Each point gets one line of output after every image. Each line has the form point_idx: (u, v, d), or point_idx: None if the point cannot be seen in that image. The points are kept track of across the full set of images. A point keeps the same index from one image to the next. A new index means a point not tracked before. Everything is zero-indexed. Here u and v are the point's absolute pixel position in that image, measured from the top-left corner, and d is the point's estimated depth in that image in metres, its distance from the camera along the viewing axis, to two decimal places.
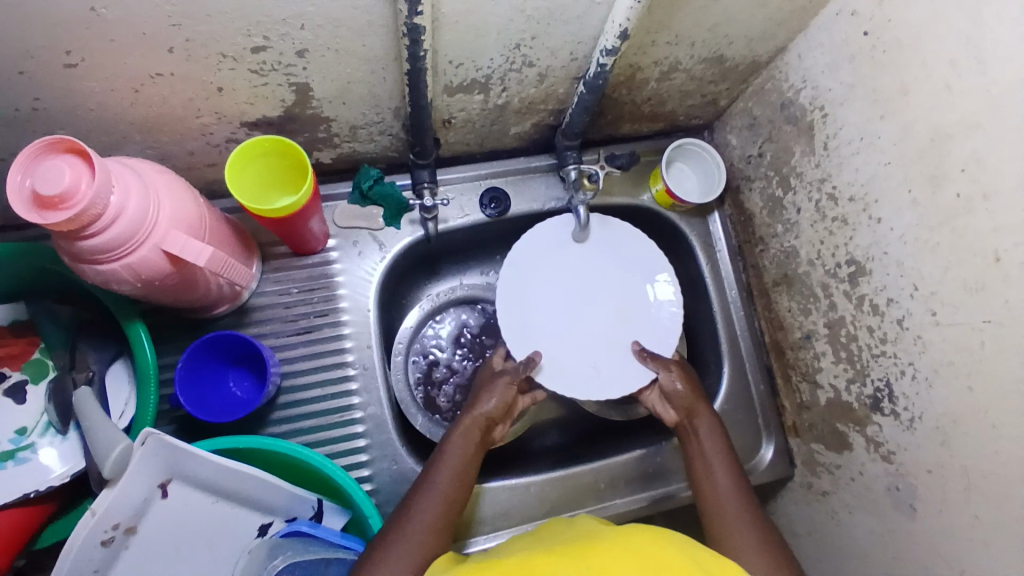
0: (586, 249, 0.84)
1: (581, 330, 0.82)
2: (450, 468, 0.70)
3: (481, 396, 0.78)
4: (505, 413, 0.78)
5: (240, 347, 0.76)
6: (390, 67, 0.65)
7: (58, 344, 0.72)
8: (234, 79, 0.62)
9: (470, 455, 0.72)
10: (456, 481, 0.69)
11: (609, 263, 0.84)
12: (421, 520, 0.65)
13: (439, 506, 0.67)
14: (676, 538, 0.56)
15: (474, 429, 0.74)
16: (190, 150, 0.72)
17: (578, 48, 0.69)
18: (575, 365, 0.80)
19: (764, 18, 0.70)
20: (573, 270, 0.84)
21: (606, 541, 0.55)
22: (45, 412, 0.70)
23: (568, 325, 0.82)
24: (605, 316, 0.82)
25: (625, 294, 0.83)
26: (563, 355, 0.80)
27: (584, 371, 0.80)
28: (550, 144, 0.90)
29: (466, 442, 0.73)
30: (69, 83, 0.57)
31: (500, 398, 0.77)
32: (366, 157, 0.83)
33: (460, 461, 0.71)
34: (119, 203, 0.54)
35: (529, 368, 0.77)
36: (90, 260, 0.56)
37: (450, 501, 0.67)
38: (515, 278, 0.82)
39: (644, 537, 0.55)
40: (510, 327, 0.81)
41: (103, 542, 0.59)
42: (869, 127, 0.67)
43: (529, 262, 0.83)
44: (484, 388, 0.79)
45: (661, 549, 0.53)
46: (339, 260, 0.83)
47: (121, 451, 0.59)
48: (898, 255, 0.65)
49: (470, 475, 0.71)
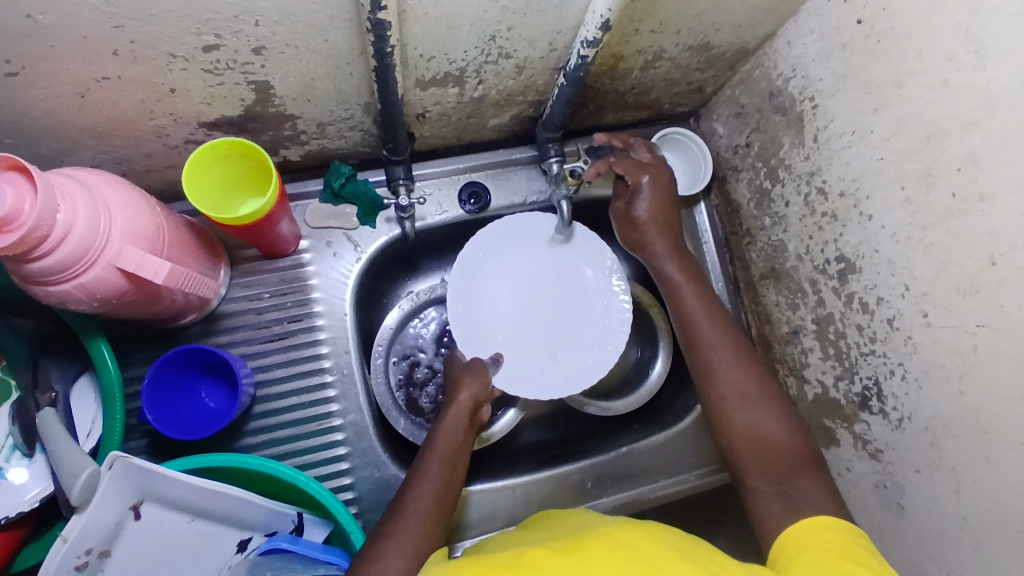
0: (539, 249, 0.83)
1: (537, 330, 0.82)
2: (441, 457, 0.67)
3: (461, 382, 0.76)
4: (487, 398, 0.76)
5: (208, 358, 0.73)
6: (355, 63, 0.61)
7: (21, 359, 0.69)
8: (187, 79, 0.57)
9: (460, 443, 0.70)
10: (448, 469, 0.67)
11: (565, 263, 0.83)
12: (417, 513, 0.62)
13: (435, 497, 0.64)
14: (669, 532, 0.54)
15: (461, 416, 0.72)
16: (148, 152, 0.67)
17: (557, 38, 0.65)
18: (530, 366, 0.80)
19: (753, 4, 0.66)
20: (524, 271, 0.83)
21: (598, 539, 0.53)
22: (10, 434, 0.67)
23: (524, 324, 0.82)
24: (562, 316, 0.82)
25: (581, 294, 0.83)
26: (518, 356, 0.80)
27: (539, 370, 0.80)
28: (530, 135, 0.86)
29: (455, 428, 0.71)
30: (9, 91, 0.52)
31: (481, 382, 0.76)
32: (337, 153, 0.79)
33: (443, 455, 0.68)
34: (67, 222, 0.50)
35: (495, 366, 0.78)
36: (41, 282, 0.52)
37: (444, 492, 0.65)
38: (466, 282, 0.81)
39: (636, 532, 0.53)
40: (464, 333, 0.81)
41: (76, 567, 0.57)
42: (861, 120, 0.64)
43: (482, 261, 0.82)
44: (460, 374, 0.77)
45: (654, 546, 0.51)
46: (312, 262, 0.79)
47: (87, 475, 0.57)
48: (889, 254, 0.64)
49: (461, 464, 0.69)
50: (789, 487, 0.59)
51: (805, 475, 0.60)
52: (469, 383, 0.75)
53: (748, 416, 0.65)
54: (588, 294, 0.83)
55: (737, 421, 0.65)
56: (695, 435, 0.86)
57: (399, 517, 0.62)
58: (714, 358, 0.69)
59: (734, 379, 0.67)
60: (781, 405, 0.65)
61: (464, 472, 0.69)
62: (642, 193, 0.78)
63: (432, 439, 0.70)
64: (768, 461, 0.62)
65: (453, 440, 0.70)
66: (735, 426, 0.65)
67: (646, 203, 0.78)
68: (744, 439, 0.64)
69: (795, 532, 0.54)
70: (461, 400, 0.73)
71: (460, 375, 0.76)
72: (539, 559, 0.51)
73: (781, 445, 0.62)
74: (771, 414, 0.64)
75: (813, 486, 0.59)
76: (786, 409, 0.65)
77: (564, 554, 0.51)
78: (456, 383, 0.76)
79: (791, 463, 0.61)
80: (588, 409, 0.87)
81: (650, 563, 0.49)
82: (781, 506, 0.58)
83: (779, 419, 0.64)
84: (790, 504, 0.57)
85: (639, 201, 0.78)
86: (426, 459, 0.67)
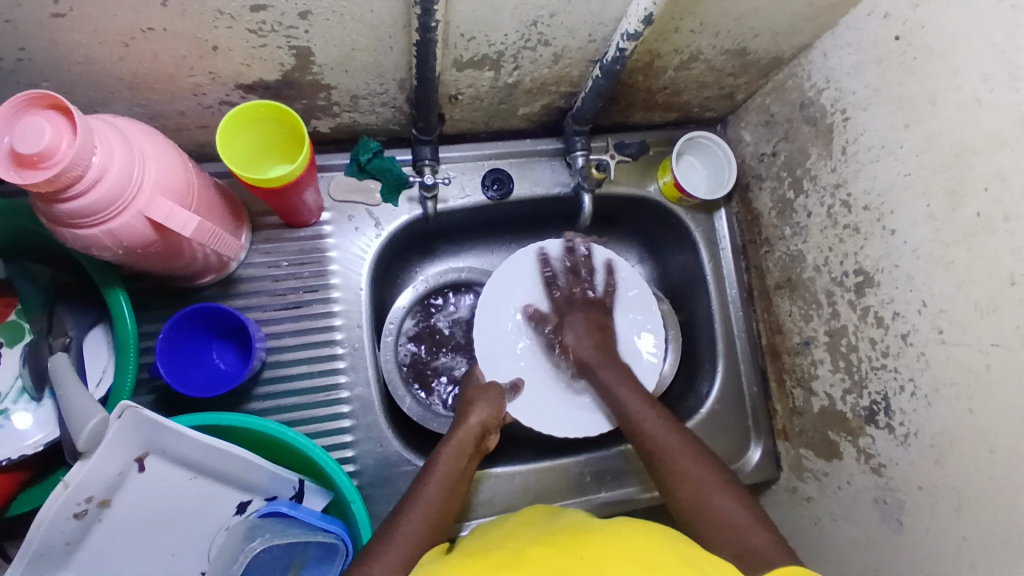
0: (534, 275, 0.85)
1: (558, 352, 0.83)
2: (442, 481, 0.66)
3: (473, 406, 0.75)
4: (497, 425, 0.76)
5: (224, 320, 0.74)
6: (397, 36, 0.62)
7: (35, 306, 0.69)
8: (230, 38, 0.57)
9: (463, 468, 0.69)
10: (448, 496, 0.65)
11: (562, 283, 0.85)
12: (407, 537, 0.60)
13: (430, 520, 0.62)
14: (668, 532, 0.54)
15: (468, 440, 0.71)
16: (181, 110, 0.67)
17: (597, 29, 0.66)
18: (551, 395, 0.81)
19: (794, 12, 0.67)
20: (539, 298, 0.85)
21: (599, 536, 0.53)
22: (19, 376, 0.67)
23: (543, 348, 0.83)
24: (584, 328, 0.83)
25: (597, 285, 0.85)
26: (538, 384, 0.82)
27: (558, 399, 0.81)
28: (558, 127, 0.87)
29: (462, 451, 0.70)
30: (52, 33, 0.52)
31: (494, 408, 0.76)
32: (366, 128, 0.79)
33: (446, 477, 0.67)
34: (102, 165, 0.50)
35: (514, 393, 0.80)
36: (70, 224, 0.52)
37: (439, 520, 0.63)
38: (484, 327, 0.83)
39: (634, 531, 0.53)
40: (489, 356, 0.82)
41: (75, 514, 0.57)
42: (891, 135, 0.65)
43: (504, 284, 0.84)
44: (475, 397, 0.77)
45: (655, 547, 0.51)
46: (333, 235, 0.80)
47: (95, 424, 0.56)
48: (909, 270, 0.64)
49: (462, 486, 0.68)
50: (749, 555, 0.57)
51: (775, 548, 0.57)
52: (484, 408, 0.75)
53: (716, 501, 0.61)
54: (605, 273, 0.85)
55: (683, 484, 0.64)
56: (698, 439, 0.86)
57: (390, 538, 0.60)
58: (668, 449, 0.67)
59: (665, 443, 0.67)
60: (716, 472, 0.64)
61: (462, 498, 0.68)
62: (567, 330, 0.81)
63: (438, 457, 0.69)
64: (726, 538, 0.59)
65: (456, 465, 0.68)
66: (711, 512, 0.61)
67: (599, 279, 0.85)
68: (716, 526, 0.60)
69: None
70: (471, 423, 0.73)
71: (475, 398, 0.76)
72: (542, 559, 0.50)
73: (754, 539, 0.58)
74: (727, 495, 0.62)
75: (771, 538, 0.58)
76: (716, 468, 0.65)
77: (562, 554, 0.50)
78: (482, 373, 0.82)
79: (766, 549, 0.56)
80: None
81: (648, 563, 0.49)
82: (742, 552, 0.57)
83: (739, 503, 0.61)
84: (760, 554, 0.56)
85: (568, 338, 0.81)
86: (425, 480, 0.66)
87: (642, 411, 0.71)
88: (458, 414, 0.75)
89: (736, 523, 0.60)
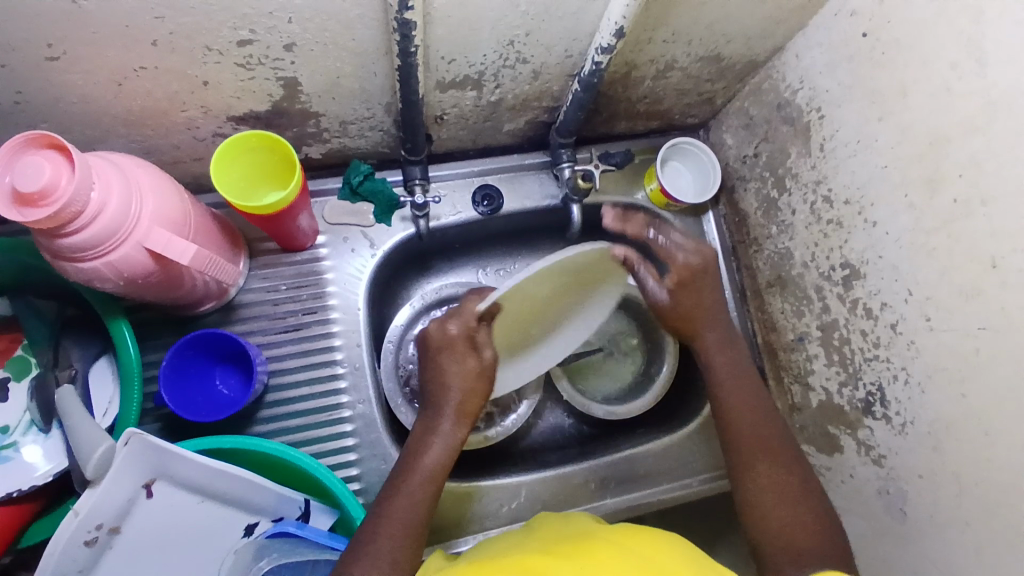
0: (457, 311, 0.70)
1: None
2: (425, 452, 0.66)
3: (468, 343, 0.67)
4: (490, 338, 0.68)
5: (225, 346, 0.76)
6: (380, 62, 0.64)
7: (42, 340, 0.70)
8: (220, 72, 0.60)
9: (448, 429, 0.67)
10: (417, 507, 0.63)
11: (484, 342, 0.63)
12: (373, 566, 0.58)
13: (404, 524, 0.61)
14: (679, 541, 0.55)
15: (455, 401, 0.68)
16: (176, 143, 0.70)
17: (573, 45, 0.68)
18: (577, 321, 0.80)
19: (762, 16, 0.69)
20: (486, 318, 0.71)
21: (604, 546, 0.54)
22: (28, 410, 0.69)
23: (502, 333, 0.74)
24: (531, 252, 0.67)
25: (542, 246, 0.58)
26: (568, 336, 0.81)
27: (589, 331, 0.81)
28: (544, 141, 0.89)
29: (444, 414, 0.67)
30: (49, 76, 0.55)
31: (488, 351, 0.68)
32: (357, 152, 0.81)
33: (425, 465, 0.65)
34: (100, 200, 0.52)
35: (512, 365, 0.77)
36: (72, 257, 0.54)
37: (424, 496, 0.64)
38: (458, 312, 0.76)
39: (642, 539, 0.54)
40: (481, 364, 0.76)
41: (86, 542, 0.58)
42: (866, 129, 0.66)
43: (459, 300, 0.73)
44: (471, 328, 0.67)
45: (660, 555, 0.51)
46: (329, 257, 0.82)
47: (102, 451, 0.58)
48: (893, 259, 0.65)
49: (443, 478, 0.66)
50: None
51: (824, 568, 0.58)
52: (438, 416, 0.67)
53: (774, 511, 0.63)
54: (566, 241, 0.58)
55: (772, 517, 0.63)
56: (699, 442, 0.86)
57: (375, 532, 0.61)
58: (749, 434, 0.68)
59: (761, 446, 0.67)
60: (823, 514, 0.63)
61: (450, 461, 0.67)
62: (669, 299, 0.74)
63: (409, 475, 0.64)
64: (794, 554, 0.59)
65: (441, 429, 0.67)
66: (767, 523, 0.62)
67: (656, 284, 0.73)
68: (770, 531, 0.62)
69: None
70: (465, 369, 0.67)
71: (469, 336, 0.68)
72: (551, 566, 0.51)
73: (812, 544, 0.60)
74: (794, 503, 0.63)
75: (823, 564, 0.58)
76: (825, 516, 0.63)
77: (571, 562, 0.51)
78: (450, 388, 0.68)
79: (816, 562, 0.58)
80: (594, 410, 0.87)
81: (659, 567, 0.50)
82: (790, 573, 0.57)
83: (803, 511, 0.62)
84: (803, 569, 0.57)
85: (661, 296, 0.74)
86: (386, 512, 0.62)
87: (739, 404, 0.70)
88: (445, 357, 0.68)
89: (790, 528, 0.61)
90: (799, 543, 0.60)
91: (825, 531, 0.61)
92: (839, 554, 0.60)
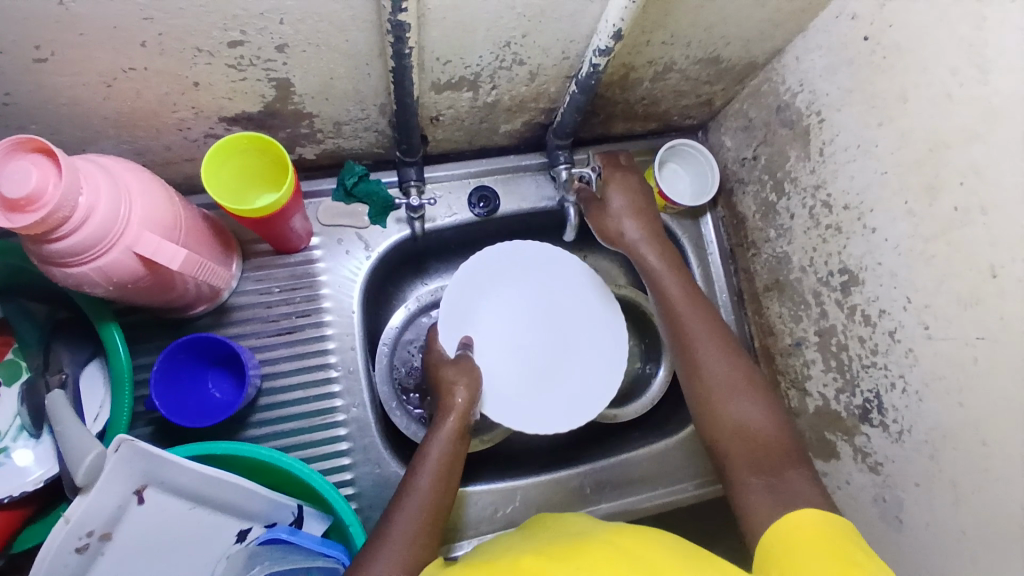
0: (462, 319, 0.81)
1: (513, 349, 0.81)
2: (437, 464, 0.66)
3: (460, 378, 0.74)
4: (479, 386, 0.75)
5: (218, 350, 0.75)
6: (374, 63, 0.63)
7: (34, 344, 0.70)
8: (211, 74, 0.59)
9: (457, 446, 0.69)
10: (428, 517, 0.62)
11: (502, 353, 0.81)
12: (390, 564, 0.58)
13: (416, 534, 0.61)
14: (672, 539, 0.55)
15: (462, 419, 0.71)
16: (168, 144, 0.69)
17: (570, 47, 0.67)
18: (573, 369, 0.81)
19: (762, 18, 0.68)
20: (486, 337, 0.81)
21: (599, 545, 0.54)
22: (17, 415, 0.68)
23: (503, 372, 0.79)
24: (529, 300, 0.83)
25: (529, 278, 0.84)
26: (563, 390, 0.80)
27: (583, 383, 0.80)
28: (541, 142, 0.88)
29: (452, 432, 0.69)
30: (38, 78, 0.54)
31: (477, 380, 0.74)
32: (351, 153, 0.81)
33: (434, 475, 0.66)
34: (89, 204, 0.51)
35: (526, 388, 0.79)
36: (60, 263, 0.53)
37: (435, 505, 0.64)
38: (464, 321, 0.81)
39: (639, 537, 0.54)
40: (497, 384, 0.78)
41: (76, 549, 0.57)
42: (866, 135, 0.65)
43: (462, 313, 0.81)
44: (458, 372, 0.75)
45: (656, 550, 0.52)
46: (323, 259, 0.81)
47: (93, 459, 0.56)
48: (892, 266, 0.64)
49: (455, 477, 0.67)
50: (776, 478, 0.60)
51: (795, 466, 0.61)
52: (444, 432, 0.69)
53: (732, 408, 0.66)
54: (522, 254, 0.83)
55: (724, 413, 0.66)
56: (695, 445, 0.86)
57: (388, 535, 0.60)
58: (698, 341, 0.70)
59: (715, 362, 0.69)
60: (769, 398, 0.66)
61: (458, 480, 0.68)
62: (614, 188, 0.79)
63: (418, 472, 0.66)
64: (756, 454, 0.62)
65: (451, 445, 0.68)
66: (723, 418, 0.66)
67: (632, 224, 0.77)
68: (730, 432, 0.65)
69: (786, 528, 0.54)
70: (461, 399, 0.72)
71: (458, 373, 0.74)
72: (547, 562, 0.52)
73: (768, 435, 0.63)
74: (755, 404, 0.66)
75: (800, 476, 0.60)
76: (773, 403, 0.66)
77: (566, 559, 0.52)
78: (450, 389, 0.73)
79: (780, 456, 0.62)
80: (620, 418, 0.87)
81: (653, 566, 0.50)
82: (775, 503, 0.57)
83: (763, 409, 0.65)
84: (782, 498, 0.57)
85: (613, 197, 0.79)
86: (396, 520, 0.61)
87: (682, 308, 0.73)
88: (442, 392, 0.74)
89: (749, 421, 0.65)
90: (759, 436, 0.63)
91: (777, 419, 0.65)
92: (795, 440, 0.63)
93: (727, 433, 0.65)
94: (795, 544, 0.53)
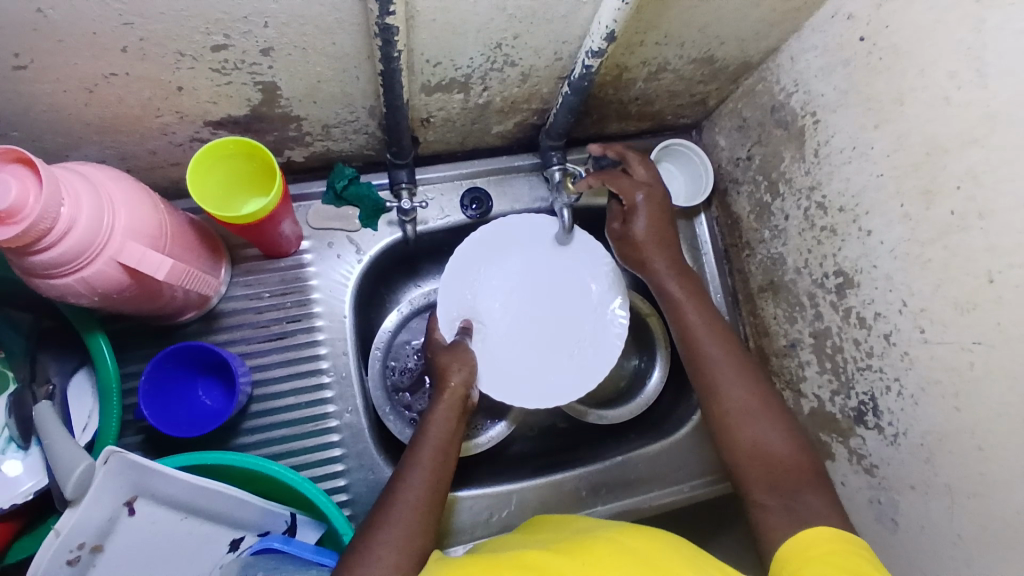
0: (467, 301, 0.80)
1: (523, 335, 0.80)
2: (433, 446, 0.67)
3: (451, 368, 0.74)
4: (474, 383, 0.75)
5: (208, 357, 0.74)
6: (362, 66, 0.62)
7: (20, 353, 0.69)
8: (194, 78, 0.57)
9: (452, 431, 0.69)
10: (426, 504, 0.62)
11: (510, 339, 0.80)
12: (391, 544, 0.58)
13: (415, 519, 0.60)
14: (676, 539, 0.56)
15: (455, 406, 0.71)
16: (152, 149, 0.67)
17: (563, 48, 0.66)
18: (580, 357, 0.79)
19: (757, 18, 0.67)
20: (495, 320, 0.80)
21: (601, 543, 0.54)
22: (5, 426, 0.66)
23: (512, 357, 0.79)
24: (528, 269, 0.81)
25: (517, 251, 0.81)
26: (582, 353, 0.79)
27: (601, 343, 0.79)
28: (533, 142, 0.87)
29: (448, 417, 0.70)
30: (15, 85, 0.52)
31: (469, 368, 0.74)
32: (341, 155, 0.79)
33: (430, 459, 0.66)
34: (71, 215, 0.50)
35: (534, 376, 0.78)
36: (43, 275, 0.52)
37: (434, 490, 0.64)
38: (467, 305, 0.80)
39: (641, 537, 0.55)
40: (502, 371, 0.78)
41: (69, 562, 0.57)
42: (861, 136, 0.65)
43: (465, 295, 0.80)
44: (449, 362, 0.75)
45: (659, 550, 0.53)
46: (314, 263, 0.80)
47: (82, 471, 0.56)
48: (887, 270, 0.64)
49: (453, 456, 0.68)
50: (795, 501, 0.59)
51: (814, 491, 0.60)
52: (439, 418, 0.70)
53: (751, 433, 0.64)
54: (502, 233, 0.81)
55: (743, 438, 0.65)
56: (690, 447, 0.86)
57: (385, 520, 0.60)
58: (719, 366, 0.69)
59: (738, 393, 0.67)
60: (786, 422, 0.65)
61: (455, 463, 0.68)
62: (639, 211, 0.78)
63: (416, 451, 0.66)
64: (773, 477, 0.62)
65: (446, 428, 0.69)
66: (741, 442, 0.65)
67: (642, 222, 0.78)
68: (750, 454, 0.64)
69: (800, 541, 0.55)
70: (454, 386, 0.72)
71: (449, 362, 0.75)
72: (548, 560, 0.52)
73: (787, 458, 0.62)
74: (776, 429, 0.64)
75: (816, 499, 0.59)
76: (792, 424, 0.65)
77: (568, 557, 0.52)
78: (443, 374, 0.74)
79: (799, 481, 0.61)
80: (588, 418, 0.88)
81: (655, 565, 0.51)
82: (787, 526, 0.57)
83: (784, 434, 0.64)
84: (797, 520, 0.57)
85: (637, 218, 0.78)
86: (394, 505, 0.61)
87: (699, 330, 0.71)
88: (436, 380, 0.75)
89: (770, 447, 0.63)
90: (778, 460, 0.62)
91: (796, 441, 0.64)
92: (814, 462, 0.62)
93: (744, 456, 0.64)
94: (809, 560, 0.53)
